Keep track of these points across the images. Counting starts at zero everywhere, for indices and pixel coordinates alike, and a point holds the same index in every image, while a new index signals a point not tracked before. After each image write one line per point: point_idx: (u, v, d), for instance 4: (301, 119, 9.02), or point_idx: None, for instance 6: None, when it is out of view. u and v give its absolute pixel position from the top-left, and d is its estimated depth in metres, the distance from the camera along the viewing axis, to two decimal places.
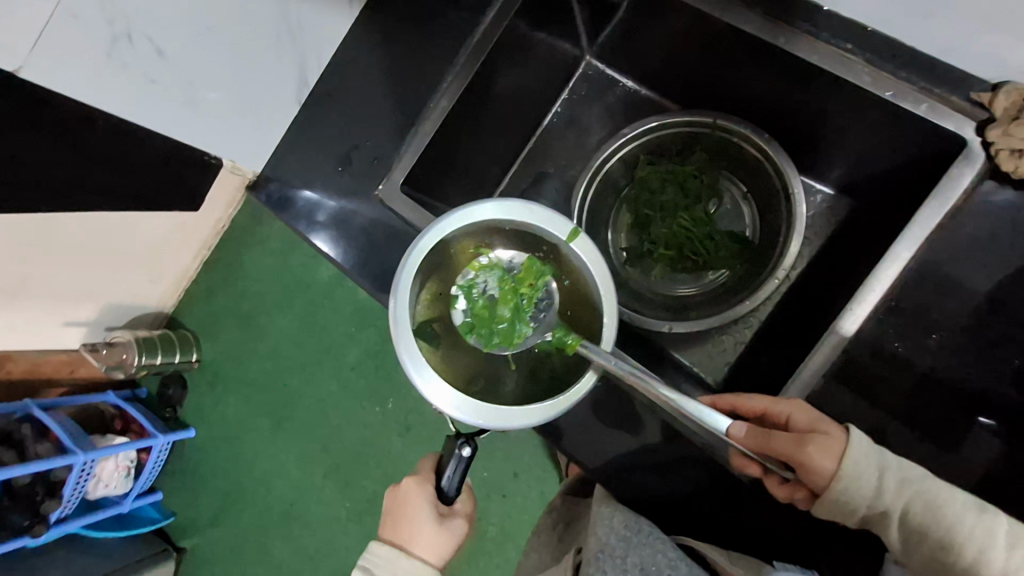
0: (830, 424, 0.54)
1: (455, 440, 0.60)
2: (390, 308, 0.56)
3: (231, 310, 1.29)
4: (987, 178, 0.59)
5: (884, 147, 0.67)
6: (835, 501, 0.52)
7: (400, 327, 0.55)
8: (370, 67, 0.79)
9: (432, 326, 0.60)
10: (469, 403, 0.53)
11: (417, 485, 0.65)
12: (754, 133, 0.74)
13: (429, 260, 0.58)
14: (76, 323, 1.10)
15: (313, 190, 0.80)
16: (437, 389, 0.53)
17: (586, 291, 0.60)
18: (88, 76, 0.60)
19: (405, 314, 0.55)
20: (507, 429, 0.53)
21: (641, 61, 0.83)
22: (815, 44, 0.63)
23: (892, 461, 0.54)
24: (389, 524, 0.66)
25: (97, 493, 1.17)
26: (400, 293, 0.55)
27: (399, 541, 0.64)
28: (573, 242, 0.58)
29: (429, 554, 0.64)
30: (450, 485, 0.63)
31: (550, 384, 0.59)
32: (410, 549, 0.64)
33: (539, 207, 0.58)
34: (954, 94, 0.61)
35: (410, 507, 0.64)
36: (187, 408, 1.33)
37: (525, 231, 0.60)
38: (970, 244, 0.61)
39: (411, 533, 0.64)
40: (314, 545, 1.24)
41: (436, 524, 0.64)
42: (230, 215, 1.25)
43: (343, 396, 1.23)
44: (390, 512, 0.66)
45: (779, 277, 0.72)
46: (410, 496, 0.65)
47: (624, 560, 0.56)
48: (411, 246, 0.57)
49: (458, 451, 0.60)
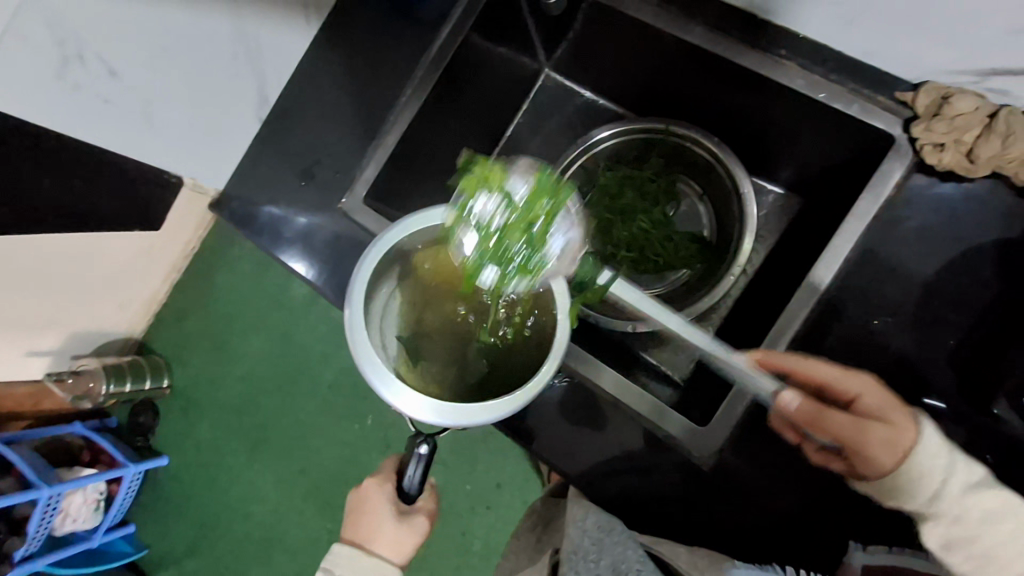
0: (897, 414, 0.54)
1: (414, 437, 0.60)
2: (346, 315, 0.55)
3: (203, 333, 1.27)
4: (916, 171, 0.64)
5: (823, 147, 0.71)
6: (885, 490, 0.54)
7: (355, 333, 0.54)
8: (332, 85, 0.81)
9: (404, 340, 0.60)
10: (431, 404, 0.53)
11: (377, 484, 0.66)
12: (704, 137, 0.77)
13: (385, 265, 0.58)
14: (40, 353, 1.08)
15: (278, 207, 0.80)
16: (399, 393, 0.53)
17: (541, 280, 0.58)
18: (40, 100, 0.60)
19: (360, 321, 0.55)
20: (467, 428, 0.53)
21: (595, 73, 0.87)
22: (753, 52, 0.67)
23: (957, 466, 0.54)
24: (350, 522, 0.66)
25: (64, 528, 1.14)
26: (355, 300, 0.55)
27: (359, 540, 0.64)
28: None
29: (390, 552, 0.64)
30: (412, 485, 0.63)
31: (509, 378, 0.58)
32: (369, 547, 0.63)
33: (492, 209, 0.57)
34: (881, 95, 0.65)
35: (370, 506, 0.65)
36: (159, 436, 1.30)
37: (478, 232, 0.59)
38: (907, 235, 0.64)
39: (371, 530, 0.64)
40: (296, 570, 1.22)
41: (395, 521, 0.64)
42: (200, 237, 1.24)
43: (320, 414, 1.22)
44: (351, 511, 0.66)
45: (734, 275, 0.75)
46: (370, 494, 0.65)
47: (596, 563, 0.55)
48: (364, 254, 0.57)
49: (417, 449, 0.60)
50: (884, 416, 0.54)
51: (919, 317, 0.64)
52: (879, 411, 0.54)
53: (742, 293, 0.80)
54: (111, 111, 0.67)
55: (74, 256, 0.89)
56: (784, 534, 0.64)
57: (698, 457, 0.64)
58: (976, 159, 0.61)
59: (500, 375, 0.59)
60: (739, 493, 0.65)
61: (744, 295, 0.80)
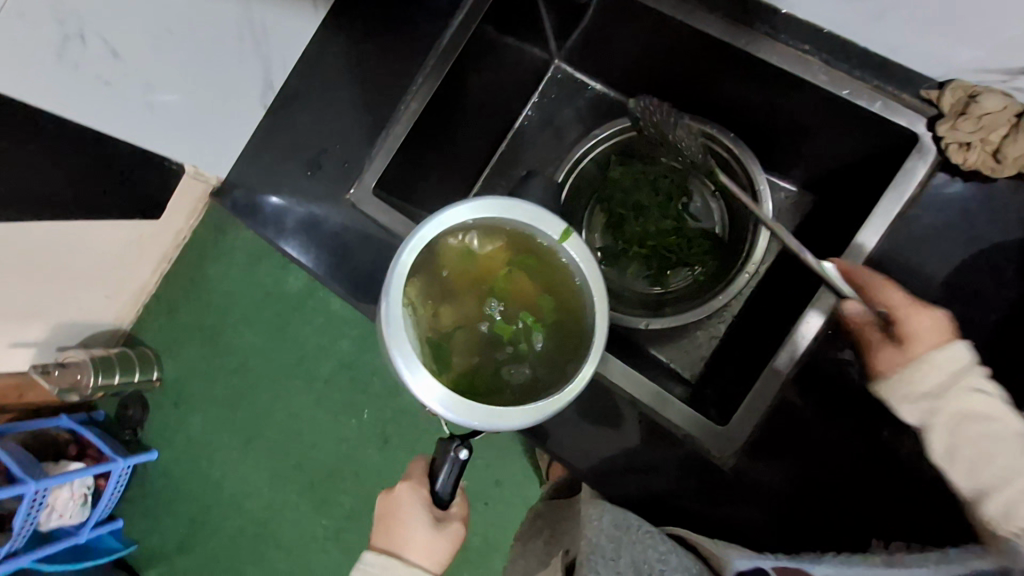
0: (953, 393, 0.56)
1: (448, 441, 0.59)
2: (381, 308, 0.54)
3: (195, 326, 1.24)
4: (940, 170, 0.64)
5: (846, 147, 0.70)
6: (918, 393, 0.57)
7: (391, 324, 0.53)
8: (339, 72, 0.79)
9: (436, 357, 0.56)
10: (462, 404, 0.52)
11: (411, 488, 0.65)
12: (720, 132, 0.77)
13: (420, 259, 0.57)
14: (25, 344, 1.04)
15: (280, 196, 0.78)
16: (433, 392, 0.52)
17: (573, 280, 0.58)
18: (37, 80, 0.57)
19: (396, 314, 0.54)
20: (502, 429, 0.52)
21: (607, 65, 0.85)
22: (775, 46, 0.66)
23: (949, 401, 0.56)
24: (381, 531, 0.64)
25: (50, 524, 1.11)
26: (391, 295, 0.54)
27: (393, 548, 0.63)
28: (565, 242, 0.57)
29: (427, 561, 0.62)
30: (444, 488, 0.63)
31: (549, 372, 0.57)
32: (405, 556, 0.62)
33: (537, 209, 0.57)
34: (905, 92, 0.64)
35: (405, 511, 0.63)
36: (148, 430, 1.27)
37: (512, 231, 0.58)
38: (928, 234, 0.64)
39: (403, 536, 0.63)
40: (290, 567, 1.20)
41: (430, 528, 0.63)
42: (192, 227, 1.21)
43: (316, 408, 1.19)
44: (383, 517, 0.64)
45: (749, 272, 0.76)
46: (404, 499, 0.64)
47: (616, 561, 0.54)
48: (396, 255, 0.55)
49: (453, 453, 0.59)
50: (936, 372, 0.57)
51: None
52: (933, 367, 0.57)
53: (754, 290, 0.80)
54: (111, 94, 0.64)
55: (62, 243, 0.86)
56: (795, 532, 0.64)
57: (715, 454, 0.64)
58: (1003, 159, 0.61)
59: (538, 372, 0.57)
60: (750, 491, 0.66)
61: (755, 293, 0.80)
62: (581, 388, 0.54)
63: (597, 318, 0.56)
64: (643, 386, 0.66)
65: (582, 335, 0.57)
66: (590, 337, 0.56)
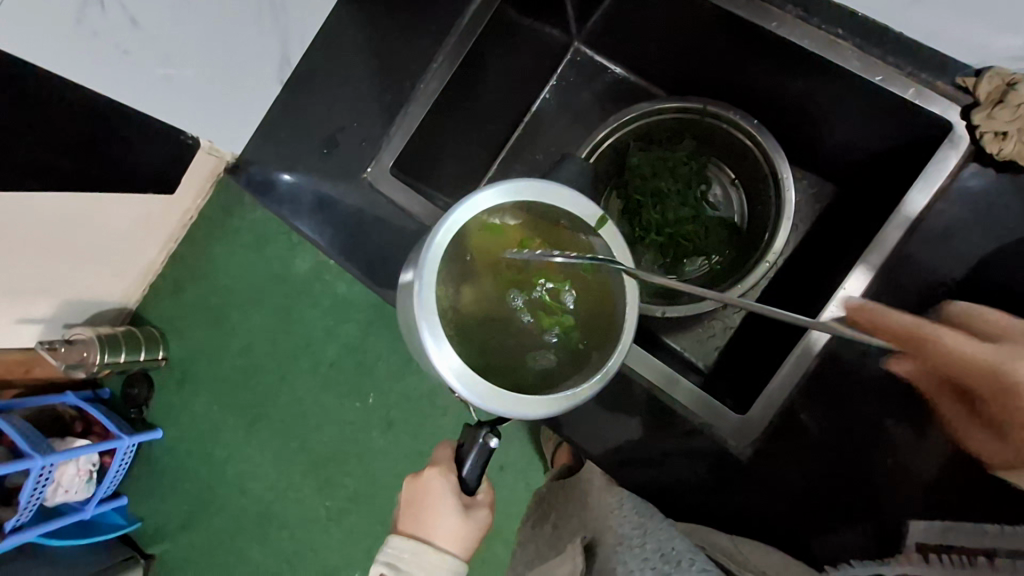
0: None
1: (477, 428, 0.59)
2: (414, 289, 0.53)
3: (202, 306, 1.23)
4: (971, 161, 0.62)
5: (876, 136, 0.69)
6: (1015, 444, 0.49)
7: (424, 307, 0.53)
8: (357, 49, 0.77)
9: (467, 345, 0.55)
10: (493, 393, 0.51)
11: (440, 476, 0.63)
12: (743, 120, 0.75)
13: (454, 243, 0.55)
14: (32, 320, 1.04)
15: (294, 174, 0.78)
16: (463, 378, 0.52)
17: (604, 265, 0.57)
18: (55, 45, 0.55)
19: (429, 296, 0.53)
20: (531, 416, 0.53)
21: (629, 48, 0.83)
22: (806, 29, 0.64)
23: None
24: (409, 517, 0.63)
25: (56, 499, 1.11)
26: (425, 278, 0.53)
27: (422, 534, 0.62)
28: (601, 230, 0.56)
29: (455, 547, 0.62)
30: (471, 475, 0.62)
31: (578, 353, 0.57)
32: (434, 543, 0.62)
33: (571, 193, 0.56)
34: (939, 80, 0.63)
35: (434, 498, 0.63)
36: (153, 408, 1.27)
37: (546, 216, 0.57)
38: (953, 224, 0.62)
39: (433, 523, 0.62)
40: (292, 547, 1.20)
41: (458, 514, 0.63)
42: (200, 206, 1.20)
43: (322, 391, 1.19)
44: (411, 504, 0.63)
45: (768, 262, 0.73)
46: (434, 486, 0.63)
47: (642, 548, 0.53)
48: (428, 239, 0.54)
49: (483, 441, 0.59)
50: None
51: None
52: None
53: (771, 281, 0.80)
54: (129, 65, 0.63)
55: (72, 218, 0.85)
56: (796, 520, 0.65)
57: (734, 445, 0.66)
58: None
59: (568, 355, 0.57)
60: (759, 480, 0.66)
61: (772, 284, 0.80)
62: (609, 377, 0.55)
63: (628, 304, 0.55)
64: (651, 368, 0.69)
65: (610, 325, 0.57)
66: (620, 324, 0.56)
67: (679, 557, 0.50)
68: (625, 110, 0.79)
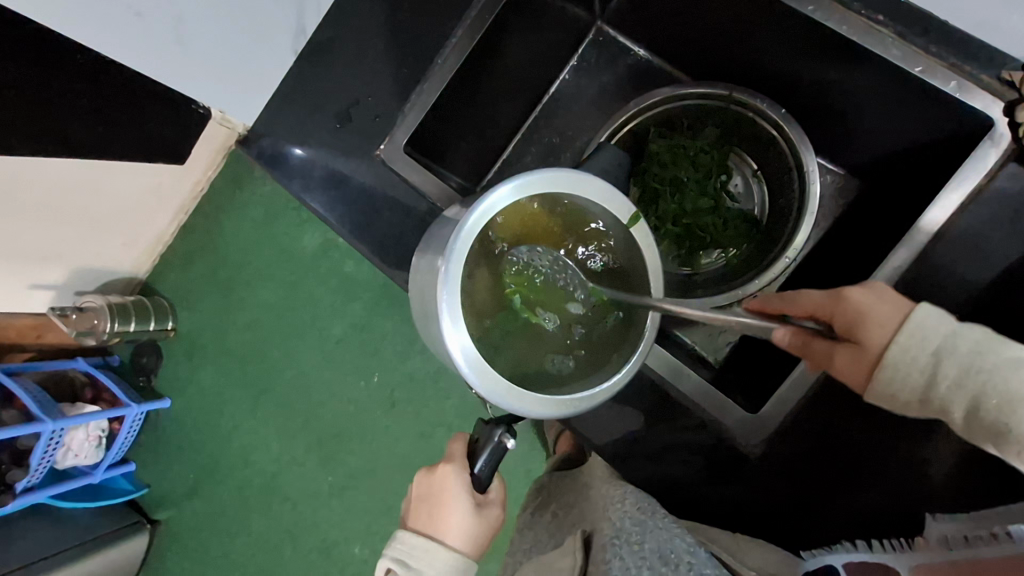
0: (868, 330, 0.52)
1: (492, 428, 0.59)
2: (440, 271, 0.51)
3: (210, 278, 1.23)
4: (1012, 161, 0.58)
5: (914, 129, 0.66)
6: (883, 387, 0.51)
7: (449, 291, 0.51)
8: (373, 21, 0.75)
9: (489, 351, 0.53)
10: (516, 393, 0.50)
11: (454, 473, 0.63)
12: (772, 108, 0.72)
13: (486, 228, 0.54)
14: (44, 286, 1.05)
15: (306, 148, 0.76)
16: (483, 371, 0.50)
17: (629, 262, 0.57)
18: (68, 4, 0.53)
19: (456, 281, 0.51)
20: (546, 415, 0.51)
21: (655, 29, 0.80)
22: (844, 14, 0.61)
23: (962, 347, 0.48)
24: (423, 514, 0.63)
25: (66, 463, 1.12)
26: (454, 260, 0.51)
27: (433, 531, 0.62)
28: (632, 227, 0.55)
29: (466, 545, 0.62)
30: (484, 472, 0.61)
31: (598, 353, 0.56)
32: (446, 541, 0.61)
33: (600, 184, 0.54)
34: (984, 72, 0.60)
35: (445, 495, 0.62)
36: (162, 377, 1.28)
37: (578, 210, 0.56)
38: (988, 228, 0.59)
39: (446, 521, 0.62)
40: (294, 519, 1.22)
41: (472, 512, 0.62)
42: (211, 178, 1.19)
43: (327, 368, 1.19)
44: (426, 499, 0.63)
45: (788, 258, 0.71)
46: (448, 483, 0.63)
47: (640, 546, 0.52)
48: (461, 223, 0.52)
49: (499, 439, 0.59)
50: (854, 332, 0.53)
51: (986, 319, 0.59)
52: (847, 331, 0.53)
53: (789, 278, 0.78)
54: (140, 28, 0.61)
55: (84, 184, 0.84)
56: (801, 517, 0.63)
57: (742, 442, 0.65)
58: None
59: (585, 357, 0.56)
60: (768, 478, 0.64)
61: (789, 281, 0.78)
62: (629, 377, 0.54)
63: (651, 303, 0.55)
64: (655, 356, 0.69)
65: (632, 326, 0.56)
66: (642, 322, 0.56)
67: (677, 559, 0.50)
68: (649, 93, 0.76)
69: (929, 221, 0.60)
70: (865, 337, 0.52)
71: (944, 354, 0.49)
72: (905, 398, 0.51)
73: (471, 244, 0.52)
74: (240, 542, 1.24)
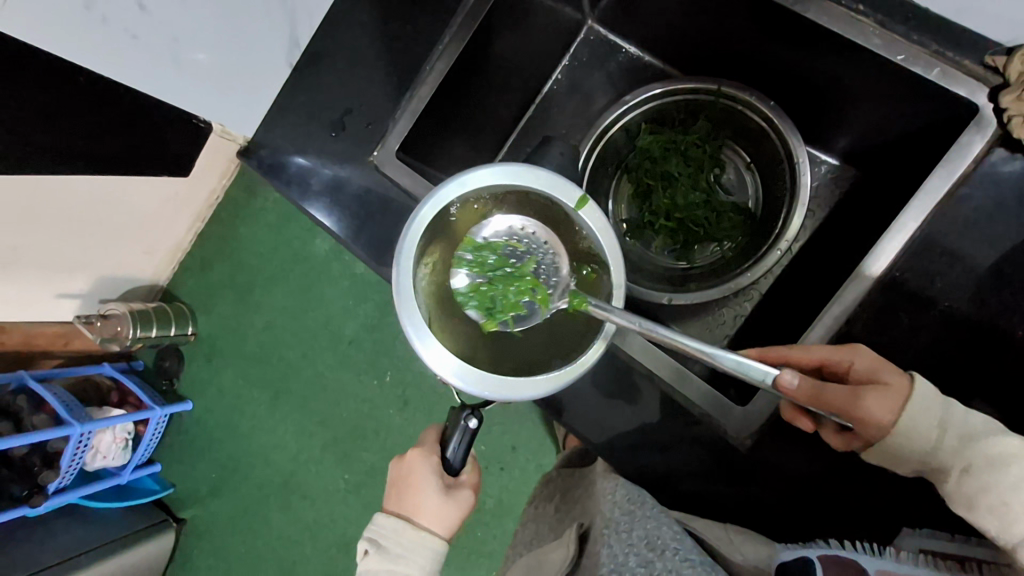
0: (895, 375, 0.54)
1: (459, 411, 0.61)
2: (392, 277, 0.54)
3: (227, 283, 1.27)
4: (999, 146, 0.58)
5: (899, 113, 0.66)
6: (889, 451, 0.53)
7: (403, 293, 0.53)
8: (366, 31, 0.77)
9: (477, 296, 0.58)
10: (474, 373, 0.52)
11: (423, 456, 0.65)
12: (759, 100, 0.72)
13: (437, 224, 0.56)
14: (70, 296, 1.10)
15: (306, 157, 0.78)
16: (442, 358, 0.52)
17: (594, 253, 0.58)
18: (51, 17, 0.56)
19: (408, 281, 0.53)
20: (513, 400, 0.52)
21: (643, 26, 0.81)
22: (825, 6, 0.61)
23: (959, 415, 0.53)
24: (394, 496, 0.65)
25: (95, 464, 1.17)
26: (404, 260, 0.54)
27: (406, 512, 0.64)
28: (580, 209, 0.56)
29: (437, 525, 0.64)
30: (456, 456, 0.65)
31: (547, 362, 0.56)
32: (416, 521, 0.64)
33: (541, 171, 0.56)
34: (967, 59, 0.60)
35: (416, 477, 0.64)
36: (183, 381, 1.33)
37: (534, 199, 0.58)
38: (976, 217, 0.59)
39: (417, 503, 0.64)
40: (313, 516, 1.25)
41: (442, 494, 0.64)
42: (224, 186, 1.23)
43: (340, 368, 1.23)
44: (396, 483, 0.65)
45: (780, 250, 0.71)
46: (416, 465, 0.65)
47: (628, 534, 0.54)
48: (412, 213, 0.55)
49: (464, 422, 0.62)
50: (880, 377, 0.54)
51: (984, 305, 0.59)
52: (870, 375, 0.54)
53: (784, 270, 0.78)
54: (137, 48, 0.66)
55: (99, 196, 0.88)
56: (797, 508, 0.64)
57: (732, 436, 0.66)
58: None
59: (541, 338, 0.59)
60: (764, 469, 0.65)
61: (786, 272, 0.78)
62: (602, 352, 0.54)
63: (614, 280, 0.56)
64: (647, 354, 0.69)
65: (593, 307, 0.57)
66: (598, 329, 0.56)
67: (663, 546, 0.51)
68: (641, 89, 0.77)
69: (877, 263, 0.60)
70: (891, 381, 0.53)
71: (948, 423, 0.52)
72: (906, 462, 0.54)
73: (421, 241, 0.55)
74: (262, 539, 1.28)
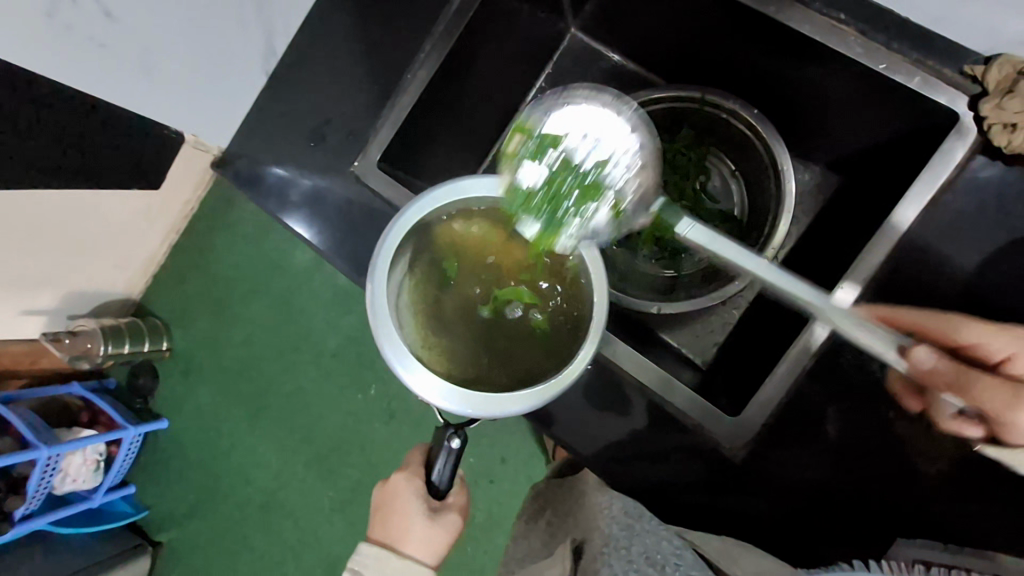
0: None
1: (443, 430, 0.59)
2: (367, 295, 0.52)
3: (203, 297, 1.23)
4: (979, 153, 0.59)
5: (875, 126, 0.68)
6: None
7: (378, 312, 0.51)
8: (345, 40, 0.76)
9: (543, 204, 0.55)
10: (456, 392, 0.50)
11: (407, 480, 0.63)
12: (743, 108, 0.72)
13: (409, 241, 0.55)
14: (36, 312, 1.05)
15: (284, 167, 0.76)
16: (422, 378, 0.50)
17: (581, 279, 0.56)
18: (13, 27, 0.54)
19: (383, 300, 0.52)
20: (498, 418, 0.50)
21: (627, 34, 0.81)
22: (808, 14, 0.62)
23: None
24: (378, 523, 0.64)
25: (64, 488, 1.12)
26: (378, 279, 0.52)
27: (390, 541, 0.62)
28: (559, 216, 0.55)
29: (424, 553, 0.62)
30: (442, 479, 0.62)
31: (536, 374, 0.54)
32: (401, 550, 0.62)
33: (518, 181, 0.55)
34: (946, 67, 0.61)
35: (399, 504, 0.63)
36: (158, 399, 1.28)
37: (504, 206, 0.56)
38: (956, 221, 0.60)
39: (403, 530, 0.62)
40: (296, 535, 1.21)
41: (427, 519, 0.62)
42: (200, 197, 1.19)
43: (323, 381, 1.19)
44: (379, 509, 0.64)
45: (768, 257, 0.71)
46: (400, 491, 0.63)
47: (627, 550, 0.53)
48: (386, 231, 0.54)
49: (448, 443, 0.59)
50: None
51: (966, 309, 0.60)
52: None
53: (772, 276, 0.78)
54: (104, 58, 0.63)
55: (65, 209, 0.84)
56: (791, 516, 0.64)
57: (726, 446, 0.65)
58: None
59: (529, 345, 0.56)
60: (759, 478, 0.64)
61: (777, 277, 0.78)
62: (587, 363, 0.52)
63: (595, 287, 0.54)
64: (647, 370, 0.67)
65: (579, 317, 0.55)
66: (588, 323, 0.54)
67: (665, 561, 0.51)
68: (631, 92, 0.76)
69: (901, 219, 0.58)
70: None
71: None
72: None
73: (395, 257, 0.54)
74: (243, 561, 1.24)
